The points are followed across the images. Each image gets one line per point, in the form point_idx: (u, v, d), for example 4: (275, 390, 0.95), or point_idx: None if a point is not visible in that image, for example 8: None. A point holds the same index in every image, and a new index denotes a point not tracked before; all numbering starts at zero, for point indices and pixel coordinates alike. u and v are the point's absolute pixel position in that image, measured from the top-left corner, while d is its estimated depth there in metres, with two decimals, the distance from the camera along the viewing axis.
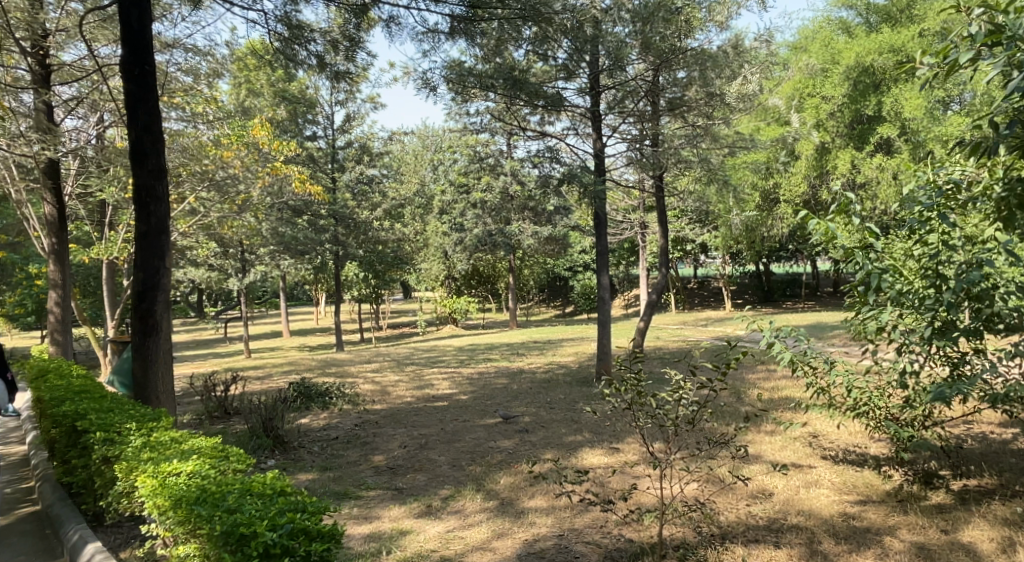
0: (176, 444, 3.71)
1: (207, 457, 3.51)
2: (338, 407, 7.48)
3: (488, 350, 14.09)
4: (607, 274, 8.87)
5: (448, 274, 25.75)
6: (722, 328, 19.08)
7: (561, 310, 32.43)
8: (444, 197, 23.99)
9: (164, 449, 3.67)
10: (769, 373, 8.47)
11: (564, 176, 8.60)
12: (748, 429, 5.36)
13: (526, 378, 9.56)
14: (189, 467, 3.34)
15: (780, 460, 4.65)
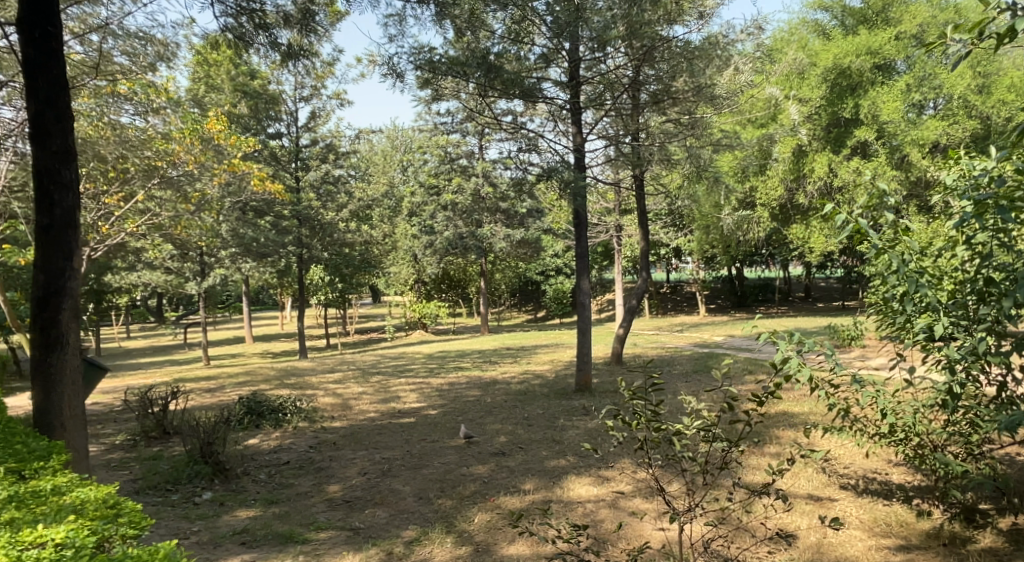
0: (51, 498, 3.00)
1: (86, 519, 2.81)
2: (292, 424, 6.74)
3: (459, 358, 13.37)
4: (588, 278, 8.27)
5: (418, 278, 24.97)
6: (699, 334, 18.65)
7: (533, 315, 31.84)
8: (414, 199, 23.26)
9: (34, 506, 2.96)
10: (760, 386, 7.99)
11: (544, 172, 7.98)
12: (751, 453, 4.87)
13: (501, 389, 8.91)
14: (56, 535, 2.63)
15: (795, 491, 4.18)
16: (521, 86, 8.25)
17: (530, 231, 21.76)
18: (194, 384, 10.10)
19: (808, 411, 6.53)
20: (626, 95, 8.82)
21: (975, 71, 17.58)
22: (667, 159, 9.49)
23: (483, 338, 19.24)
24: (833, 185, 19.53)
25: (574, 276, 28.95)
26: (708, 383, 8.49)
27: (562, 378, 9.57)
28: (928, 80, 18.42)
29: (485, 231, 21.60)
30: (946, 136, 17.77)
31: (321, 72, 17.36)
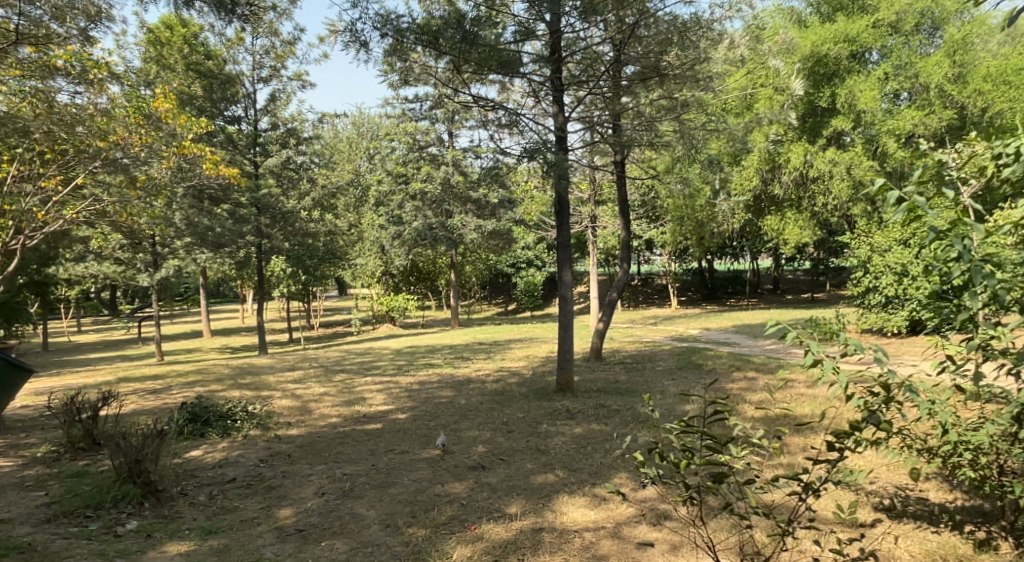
0: None
1: None
2: (242, 433, 5.99)
3: (430, 354, 12.64)
4: (571, 270, 7.67)
5: (385, 270, 24.10)
6: (674, 327, 18.19)
7: (503, 308, 31.18)
8: (381, 188, 22.42)
9: None
10: (752, 385, 7.55)
11: (528, 149, 7.28)
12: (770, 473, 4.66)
13: (475, 389, 8.25)
14: None
15: (830, 523, 3.98)
16: (498, 57, 7.58)
17: (501, 221, 21.12)
18: (136, 385, 9.24)
19: (812, 413, 6.03)
20: (607, 75, 8.26)
21: (951, 60, 17.58)
22: (660, 144, 8.95)
23: (452, 333, 18.56)
24: (809, 175, 19.39)
25: (545, 269, 28.35)
26: (697, 381, 7.96)
27: (540, 377, 8.95)
28: (904, 70, 18.48)
29: (455, 222, 20.89)
30: (920, 126, 17.78)
31: (281, 51, 16.42)
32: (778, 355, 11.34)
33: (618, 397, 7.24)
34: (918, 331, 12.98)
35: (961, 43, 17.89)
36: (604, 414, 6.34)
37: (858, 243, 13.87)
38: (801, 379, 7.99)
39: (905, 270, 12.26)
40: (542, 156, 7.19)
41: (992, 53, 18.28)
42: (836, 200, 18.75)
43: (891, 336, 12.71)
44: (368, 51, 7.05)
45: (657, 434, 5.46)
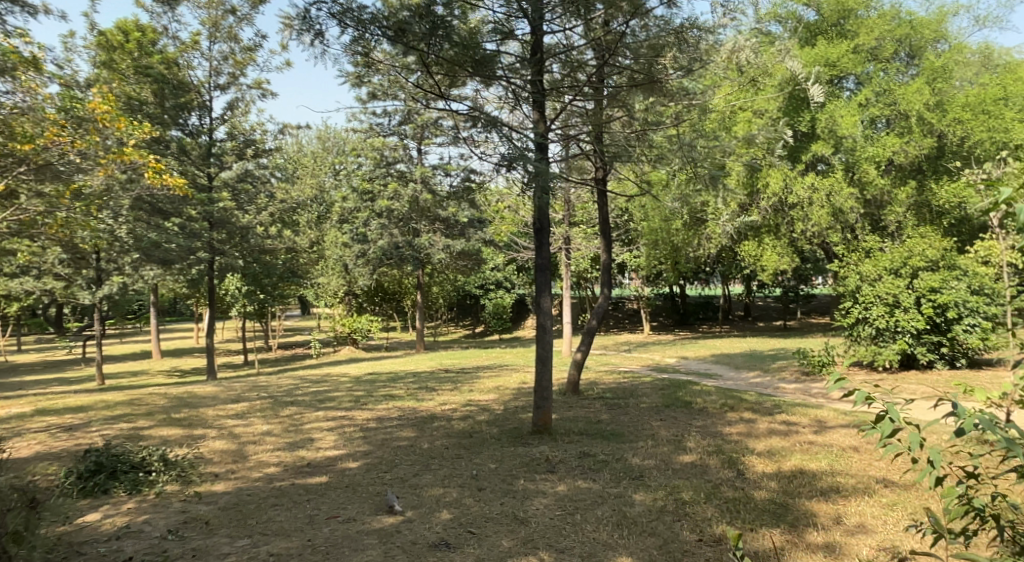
0: None
1: None
2: (156, 489, 4.94)
3: (391, 384, 11.56)
4: (551, 298, 6.80)
5: (349, 290, 22.95)
6: (651, 355, 17.38)
7: (471, 332, 30.18)
8: (345, 205, 21.38)
9: None
10: (751, 430, 6.78)
11: (505, 158, 6.35)
12: (807, 549, 3.86)
13: (440, 429, 7.26)
14: None
15: None
16: (473, 56, 6.71)
17: (471, 241, 20.26)
18: (50, 420, 8.00)
19: (830, 469, 5.24)
20: (592, 80, 7.49)
21: (932, 88, 17.48)
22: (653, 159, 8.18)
23: (417, 358, 17.55)
24: (788, 201, 18.95)
25: (514, 291, 27.48)
26: (690, 424, 7.13)
27: (514, 414, 8.02)
28: (882, 97, 18.32)
29: (422, 241, 19.99)
30: (900, 154, 17.80)
31: (240, 57, 15.47)
32: (767, 391, 10.60)
33: (604, 443, 6.35)
34: (906, 365, 12.52)
35: (939, 71, 17.92)
36: (591, 467, 5.45)
37: (845, 272, 13.46)
38: (802, 422, 7.22)
39: (898, 301, 12.04)
40: (519, 167, 6.30)
41: (966, 84, 18.36)
42: (815, 226, 18.34)
43: (881, 370, 12.29)
44: (325, 43, 6.14)
45: (657, 496, 4.61)
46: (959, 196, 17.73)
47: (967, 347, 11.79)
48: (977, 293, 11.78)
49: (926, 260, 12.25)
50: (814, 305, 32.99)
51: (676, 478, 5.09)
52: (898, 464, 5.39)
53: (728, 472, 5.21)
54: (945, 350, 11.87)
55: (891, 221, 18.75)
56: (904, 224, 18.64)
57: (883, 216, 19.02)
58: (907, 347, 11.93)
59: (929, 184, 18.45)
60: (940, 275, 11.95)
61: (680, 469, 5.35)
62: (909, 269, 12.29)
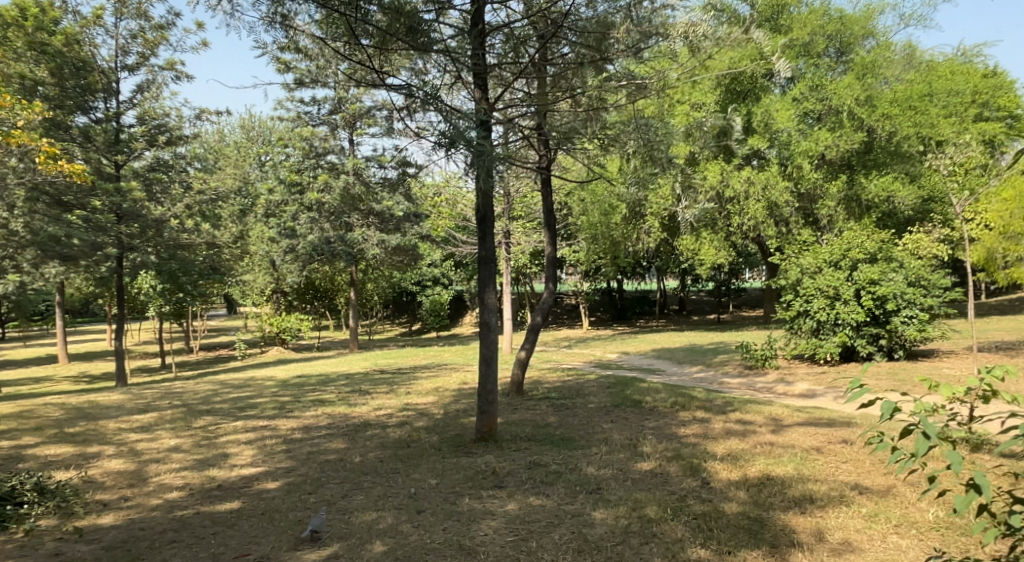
0: None
1: None
2: (26, 527, 4.14)
3: (321, 387, 10.77)
4: (496, 292, 6.25)
5: (277, 288, 21.79)
6: (592, 351, 17.07)
7: (408, 330, 29.33)
8: (272, 197, 20.27)
9: None
10: (707, 432, 6.39)
11: (444, 137, 5.67)
12: None
13: (375, 438, 6.59)
14: None
15: None
16: (406, 22, 6.03)
17: (407, 236, 19.47)
18: None
19: (798, 475, 4.86)
20: (536, 57, 6.91)
21: (861, 84, 17.91)
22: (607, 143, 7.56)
23: (350, 358, 16.66)
24: (725, 196, 18.94)
25: (452, 287, 26.78)
26: (643, 426, 6.69)
27: (456, 419, 7.42)
28: (815, 93, 18.57)
29: (355, 235, 19.08)
30: (831, 149, 18.10)
31: (151, 36, 14.25)
32: (713, 387, 10.34)
33: (554, 450, 5.84)
34: (846, 358, 12.54)
35: (869, 67, 18.41)
36: (542, 479, 4.91)
37: (786, 266, 13.48)
38: (757, 421, 6.89)
39: (839, 293, 12.07)
40: (460, 147, 5.57)
41: (888, 83, 19.09)
42: (752, 220, 18.42)
43: (823, 363, 12.28)
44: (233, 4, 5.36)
45: (619, 513, 4.13)
46: (887, 189, 18.17)
47: (905, 339, 11.86)
48: (914, 286, 11.90)
49: (865, 252, 12.31)
50: (747, 299, 33.61)
51: (637, 490, 4.62)
52: (866, 466, 5.07)
53: (691, 482, 4.77)
54: (884, 343, 11.90)
55: (823, 215, 18.99)
56: (835, 219, 18.91)
57: (815, 210, 19.23)
58: (848, 340, 11.93)
59: (859, 178, 18.78)
60: (879, 267, 12.04)
61: (639, 479, 4.88)
62: (848, 261, 12.35)
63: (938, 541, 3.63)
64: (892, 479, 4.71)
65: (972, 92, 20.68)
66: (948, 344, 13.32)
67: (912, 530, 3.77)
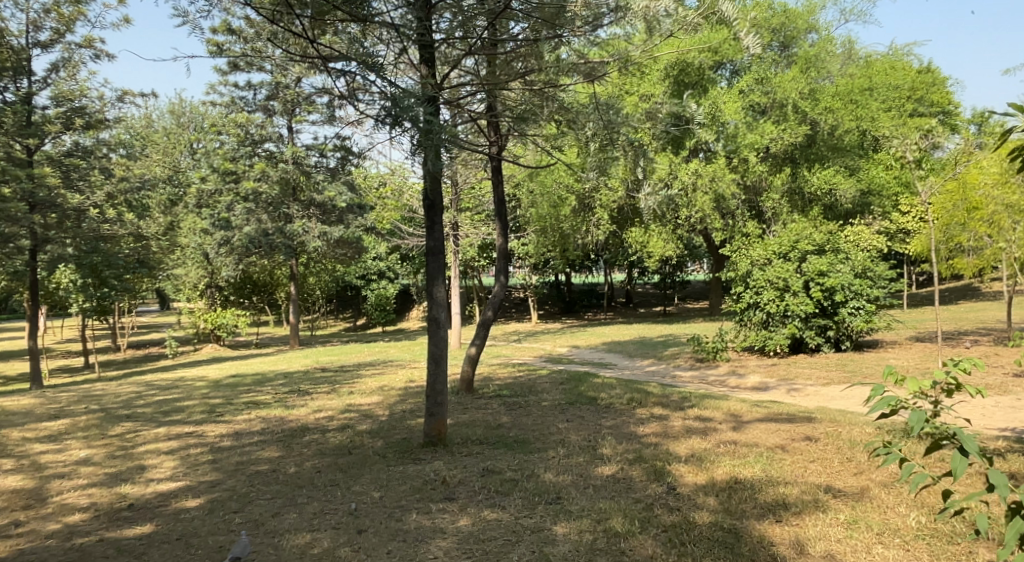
0: None
1: None
2: None
3: (257, 388, 10.10)
4: (445, 286, 5.80)
5: (211, 282, 20.72)
6: (542, 345, 16.74)
7: (352, 325, 28.51)
8: (204, 187, 19.22)
9: None
10: (667, 430, 6.10)
11: (389, 111, 5.19)
12: None
13: (312, 445, 6.05)
14: None
15: None
16: None
17: (350, 228, 18.88)
18: None
19: (768, 477, 4.58)
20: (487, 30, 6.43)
21: (803, 78, 18.14)
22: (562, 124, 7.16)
23: (289, 355, 15.88)
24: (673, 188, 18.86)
25: (398, 281, 26.08)
26: (600, 425, 6.35)
27: (402, 421, 6.94)
28: (759, 86, 18.62)
29: (295, 227, 18.25)
30: (776, 141, 18.24)
31: (66, 10, 13.18)
32: (668, 382, 10.13)
33: (508, 454, 5.44)
34: (794, 350, 12.56)
35: (811, 61, 18.69)
36: (496, 489, 4.50)
37: (736, 258, 13.41)
38: (717, 418, 6.64)
39: (788, 285, 12.04)
40: (405, 123, 5.11)
41: (830, 77, 19.43)
42: (699, 212, 18.35)
43: (773, 355, 12.26)
44: None
45: (582, 528, 3.77)
46: (830, 181, 18.40)
47: (852, 329, 11.93)
48: (861, 277, 11.95)
49: (813, 244, 12.34)
50: (692, 292, 33.95)
51: (600, 499, 4.26)
52: (833, 465, 4.84)
53: (656, 488, 4.44)
54: (832, 334, 11.95)
55: (767, 207, 19.00)
56: (779, 211, 18.95)
57: (760, 202, 19.23)
58: (797, 331, 11.95)
59: (802, 171, 18.97)
60: (827, 258, 12.06)
61: (601, 486, 4.52)
62: (797, 253, 12.33)
63: (927, 553, 3.36)
64: (865, 480, 4.48)
65: (908, 88, 21.21)
66: (891, 335, 13.52)
67: (896, 539, 3.50)
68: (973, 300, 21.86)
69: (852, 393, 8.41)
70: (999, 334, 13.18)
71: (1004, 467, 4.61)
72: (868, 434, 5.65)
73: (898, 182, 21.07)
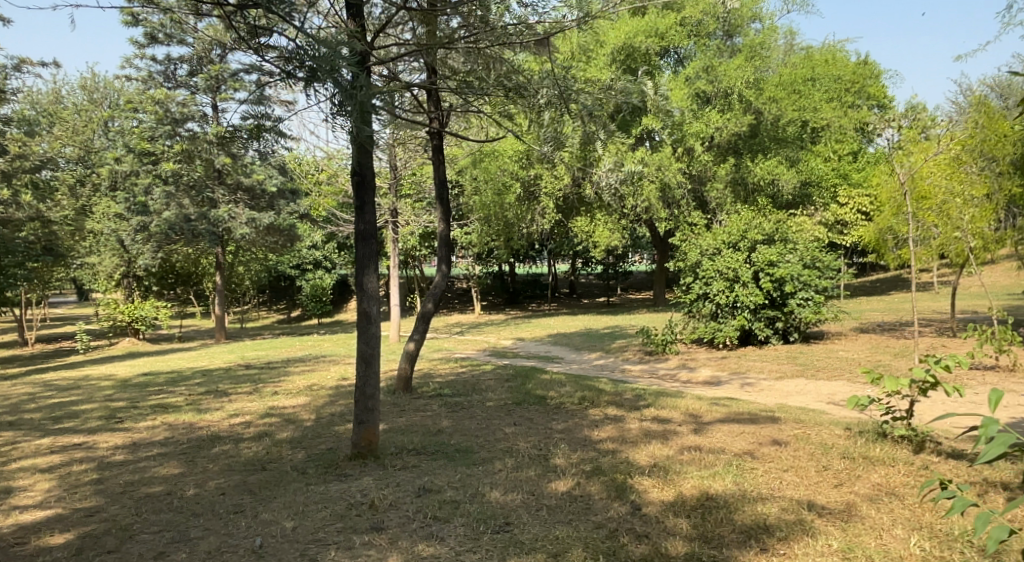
0: None
1: None
2: None
3: (170, 388, 9.14)
4: (376, 276, 5.05)
5: (128, 271, 19.22)
6: (485, 337, 16.10)
7: (286, 317, 27.24)
8: (119, 168, 17.72)
9: None
10: (624, 434, 5.55)
11: (308, 65, 4.41)
12: None
13: (220, 459, 5.26)
14: None
15: None
16: None
17: (281, 215, 17.94)
18: None
19: (741, 490, 4.08)
20: None
21: (751, 67, 17.96)
22: (510, 90, 6.31)
23: (212, 350, 14.79)
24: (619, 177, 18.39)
25: (335, 271, 24.97)
26: (550, 430, 5.74)
27: (329, 427, 6.19)
28: (706, 73, 18.27)
29: (219, 213, 17.02)
30: (720, 130, 18.09)
31: None
32: (617, 377, 9.65)
33: (448, 467, 4.79)
34: (743, 341, 12.27)
35: (756, 49, 18.53)
36: (434, 514, 3.85)
37: (684, 247, 13.08)
38: (675, 419, 6.14)
39: (738, 276, 11.73)
40: (323, 84, 4.36)
41: (774, 66, 19.40)
42: (644, 200, 17.97)
43: (723, 348, 11.96)
44: None
45: None
46: (773, 172, 18.31)
47: (800, 321, 11.73)
48: (810, 267, 11.73)
49: (763, 233, 12.05)
50: (634, 282, 33.87)
51: (555, 525, 3.65)
52: (810, 475, 4.36)
53: (619, 508, 3.85)
54: (780, 325, 11.71)
55: (711, 197, 18.77)
56: (724, 201, 18.75)
57: (704, 192, 18.97)
58: (746, 323, 11.65)
59: (745, 162, 18.79)
60: (776, 248, 11.79)
61: (555, 507, 3.90)
62: (747, 242, 12.03)
63: None
64: (848, 494, 4.02)
65: (848, 80, 21.36)
66: (836, 326, 13.41)
67: None
68: (906, 290, 22.31)
69: (809, 389, 8.06)
70: (940, 325, 13.20)
71: (994, 474, 4.21)
72: (840, 437, 5.22)
73: (837, 174, 21.25)
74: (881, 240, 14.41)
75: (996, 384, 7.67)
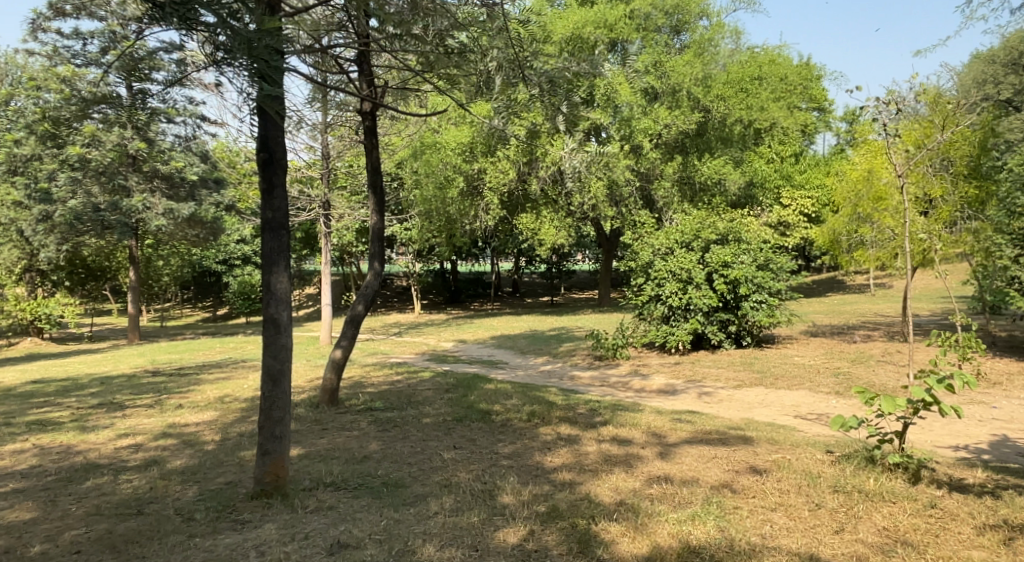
0: None
1: None
2: None
3: (56, 400, 7.92)
4: (287, 275, 4.13)
5: (30, 265, 17.47)
6: (425, 339, 15.19)
7: (212, 315, 25.68)
8: (17, 151, 16.00)
9: None
10: (582, 460, 4.80)
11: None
12: None
13: (89, 500, 4.25)
14: None
15: None
16: None
17: (202, 206, 16.72)
18: None
19: (726, 540, 3.38)
20: None
21: (699, 63, 17.63)
22: (452, 53, 5.41)
23: (121, 353, 13.38)
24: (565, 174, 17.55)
25: None
26: (495, 456, 4.93)
27: (236, 452, 5.22)
28: (658, 68, 17.72)
29: (133, 202, 15.59)
30: (669, 127, 17.66)
31: None
32: (566, 385, 8.94)
33: (372, 507, 3.94)
34: (694, 346, 11.78)
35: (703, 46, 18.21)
36: None
37: (636, 247, 12.50)
38: (636, 439, 5.43)
39: (690, 277, 11.20)
40: (199, 17, 3.54)
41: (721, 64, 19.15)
42: (591, 198, 17.33)
43: (675, 352, 11.42)
44: None
45: None
46: (719, 172, 18.03)
47: (753, 324, 11.28)
48: (763, 268, 11.29)
49: (716, 233, 11.58)
50: (578, 282, 33.46)
51: None
52: (804, 517, 3.68)
53: None
54: (733, 329, 11.23)
55: (658, 196, 18.35)
56: (670, 200, 18.36)
57: (651, 190, 18.50)
58: (699, 327, 11.13)
59: (692, 160, 18.44)
60: (730, 248, 11.30)
61: None
62: (700, 242, 11.52)
63: None
64: (851, 543, 3.37)
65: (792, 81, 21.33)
66: (785, 330, 13.08)
67: None
68: (844, 292, 22.47)
69: (771, 400, 7.51)
70: (888, 329, 13.00)
71: (1012, 513, 3.63)
72: (825, 464, 4.59)
73: (780, 175, 21.16)
74: (831, 241, 14.17)
75: (963, 395, 7.26)
